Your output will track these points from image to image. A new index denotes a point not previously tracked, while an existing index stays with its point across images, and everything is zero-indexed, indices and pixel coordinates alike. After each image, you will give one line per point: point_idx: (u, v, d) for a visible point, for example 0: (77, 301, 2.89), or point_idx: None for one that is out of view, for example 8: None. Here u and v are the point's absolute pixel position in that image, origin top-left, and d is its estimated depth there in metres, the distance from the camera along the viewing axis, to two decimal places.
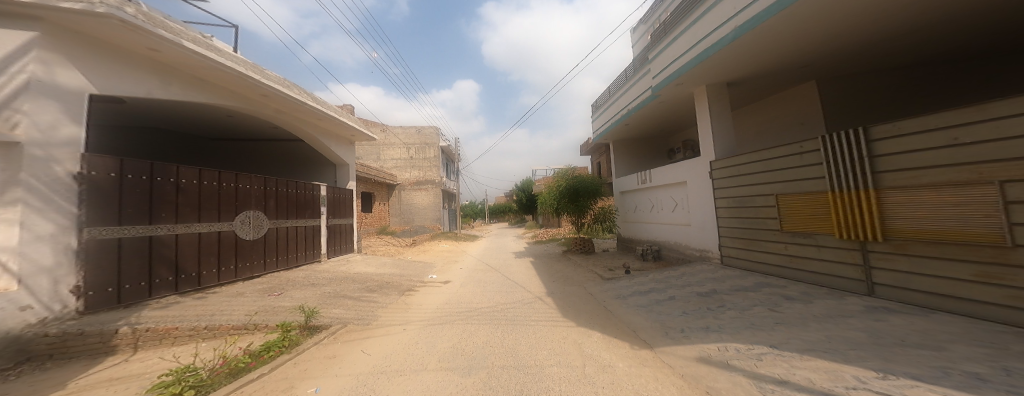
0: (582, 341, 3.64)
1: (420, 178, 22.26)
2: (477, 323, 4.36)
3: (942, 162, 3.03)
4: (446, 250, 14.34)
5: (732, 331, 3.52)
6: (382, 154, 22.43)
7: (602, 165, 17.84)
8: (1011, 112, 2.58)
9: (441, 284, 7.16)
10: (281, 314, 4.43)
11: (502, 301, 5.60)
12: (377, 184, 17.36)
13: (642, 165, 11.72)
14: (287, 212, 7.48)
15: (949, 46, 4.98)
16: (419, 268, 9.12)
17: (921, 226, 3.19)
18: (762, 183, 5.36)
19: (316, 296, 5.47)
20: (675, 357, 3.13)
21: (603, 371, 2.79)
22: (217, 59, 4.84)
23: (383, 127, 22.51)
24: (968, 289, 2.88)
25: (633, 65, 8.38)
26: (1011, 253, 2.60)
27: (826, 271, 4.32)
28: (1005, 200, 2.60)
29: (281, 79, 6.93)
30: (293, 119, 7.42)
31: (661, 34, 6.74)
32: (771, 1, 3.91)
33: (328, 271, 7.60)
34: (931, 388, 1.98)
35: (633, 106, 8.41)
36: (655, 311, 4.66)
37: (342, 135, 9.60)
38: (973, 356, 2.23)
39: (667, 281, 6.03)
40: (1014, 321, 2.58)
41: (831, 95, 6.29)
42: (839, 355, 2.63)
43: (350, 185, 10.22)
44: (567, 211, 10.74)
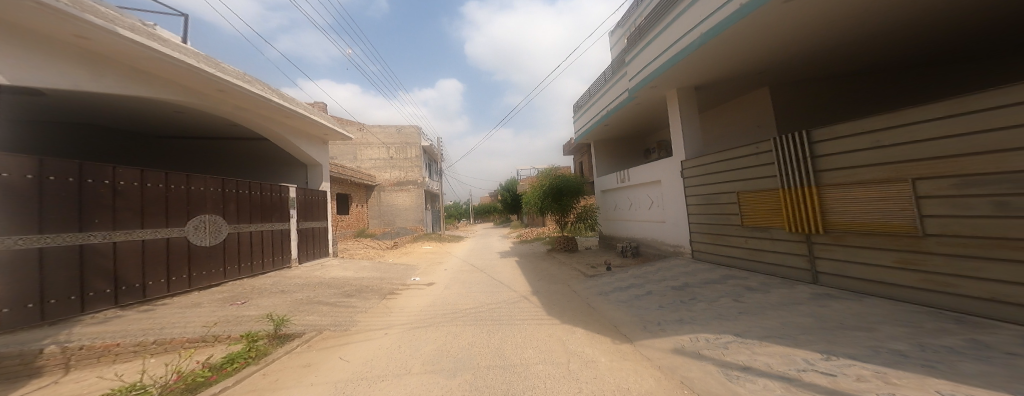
0: (566, 338, 3.71)
1: (400, 179, 21.69)
2: (462, 324, 4.32)
3: (868, 162, 3.38)
4: (429, 251, 14.08)
5: (703, 322, 3.71)
6: (359, 154, 21.56)
7: (583, 164, 18.25)
8: (921, 117, 2.92)
9: (424, 287, 7.02)
10: (245, 324, 4.16)
11: (487, 301, 5.57)
12: (353, 185, 16.74)
13: (620, 164, 12.05)
14: (250, 216, 7.04)
15: (882, 56, 5.51)
16: (401, 271, 8.91)
17: (854, 220, 3.53)
18: (724, 181, 5.72)
19: (287, 303, 5.19)
20: (652, 349, 3.25)
21: (587, 367, 2.86)
22: (161, 50, 4.47)
23: (360, 126, 21.67)
24: (891, 274, 3.21)
25: (611, 68, 8.64)
26: (922, 242, 2.93)
27: (779, 263, 4.67)
28: (917, 194, 2.94)
29: (242, 74, 6.52)
30: (255, 116, 6.99)
31: (636, 38, 6.99)
32: (732, 10, 4.19)
33: (300, 277, 7.23)
34: (866, 366, 2.20)
35: (611, 108, 8.69)
36: (634, 306, 4.83)
37: (314, 135, 9.21)
38: (898, 335, 2.50)
39: (644, 277, 6.26)
40: (926, 301, 2.91)
41: (782, 100, 6.80)
42: (792, 340, 2.84)
43: (324, 187, 9.82)
44: (549, 210, 10.91)
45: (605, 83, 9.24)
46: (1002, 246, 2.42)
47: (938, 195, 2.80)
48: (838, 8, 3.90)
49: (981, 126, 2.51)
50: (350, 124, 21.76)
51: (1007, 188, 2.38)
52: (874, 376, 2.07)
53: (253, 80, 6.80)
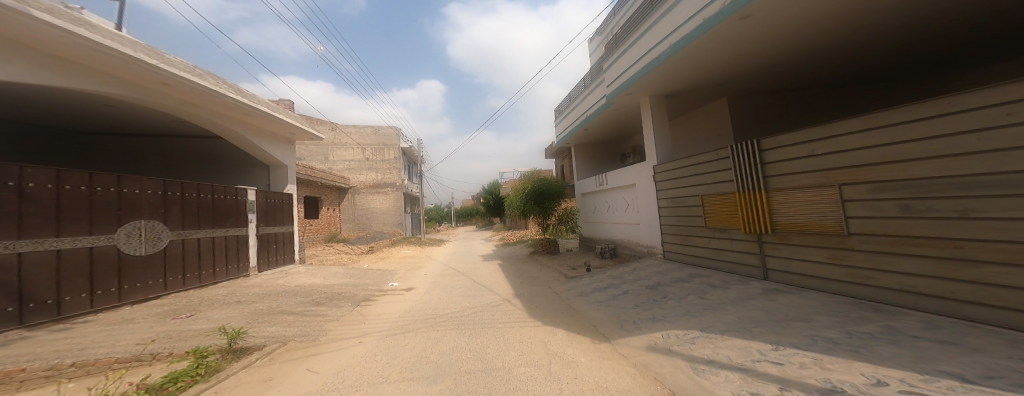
0: (548, 339, 3.76)
1: (376, 181, 20.96)
2: (443, 329, 4.25)
3: (806, 169, 3.75)
4: (408, 255, 13.69)
5: (674, 319, 3.90)
6: (330, 155, 20.60)
7: (564, 168, 18.56)
8: (846, 129, 3.28)
9: (403, 292, 6.81)
10: (192, 340, 3.84)
11: (469, 305, 5.52)
12: (324, 187, 15.98)
13: (598, 168, 12.35)
14: (198, 222, 6.51)
15: (822, 72, 6.10)
16: (376, 276, 8.59)
17: (795, 221, 3.90)
18: (689, 185, 6.07)
19: (243, 315, 4.86)
20: (629, 347, 3.39)
21: (567, 367, 2.92)
22: (89, 36, 4.04)
23: (332, 125, 20.72)
24: (826, 270, 3.56)
25: (590, 74, 8.91)
26: (848, 240, 3.30)
27: (736, 261, 5.02)
28: (844, 198, 3.32)
29: (191, 66, 6.02)
30: (206, 112, 6.50)
31: (613, 46, 7.25)
32: (698, 23, 4.48)
33: (259, 286, 6.78)
34: (807, 354, 2.43)
35: (590, 113, 8.97)
36: (612, 306, 4.99)
37: (279, 134, 8.70)
38: (831, 324, 2.78)
39: (621, 277, 6.48)
40: (852, 293, 3.26)
41: (739, 110, 7.33)
42: (747, 333, 3.07)
43: (290, 190, 9.29)
44: (531, 213, 11.09)
45: (584, 89, 9.52)
46: (907, 243, 2.78)
47: (859, 199, 3.17)
48: (786, 25, 4.28)
49: (890, 139, 2.89)
50: (321, 123, 20.76)
51: (911, 193, 2.75)
52: (813, 363, 2.30)
53: (205, 74, 6.32)
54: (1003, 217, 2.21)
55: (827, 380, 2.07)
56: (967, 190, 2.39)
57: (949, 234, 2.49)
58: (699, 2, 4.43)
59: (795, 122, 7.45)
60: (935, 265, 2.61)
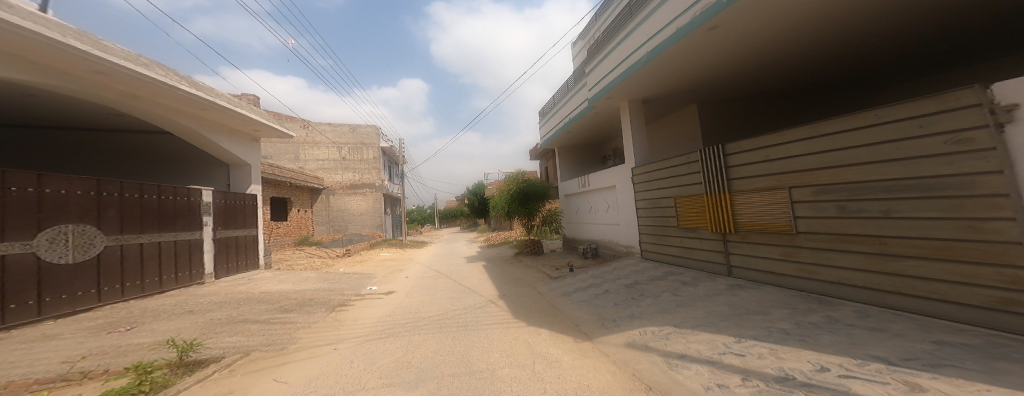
0: (531, 340, 3.80)
1: (353, 182, 20.26)
2: (425, 333, 4.19)
3: (763, 173, 4.07)
4: (388, 258, 13.33)
5: (651, 316, 4.06)
6: (302, 153, 19.67)
7: (549, 169, 18.77)
8: (796, 137, 3.60)
9: (383, 296, 6.64)
10: (134, 354, 3.52)
11: (453, 307, 5.47)
12: (294, 187, 15.27)
13: (580, 170, 12.59)
14: (140, 225, 5.95)
15: (781, 81, 6.55)
16: (353, 280, 8.31)
17: (753, 220, 4.20)
18: (663, 187, 6.35)
19: (199, 325, 4.57)
20: (609, 345, 3.49)
21: (550, 367, 2.97)
22: (14, 19, 3.61)
23: (305, 123, 19.84)
24: (779, 266, 3.86)
25: (573, 78, 9.10)
26: (796, 238, 3.62)
27: (703, 259, 5.31)
28: (794, 199, 3.64)
29: (133, 55, 5.53)
30: (150, 105, 6.09)
31: (594, 51, 7.44)
32: (671, 32, 4.69)
33: (216, 293, 6.38)
34: (765, 345, 2.62)
35: (572, 116, 9.15)
36: (593, 305, 5.11)
37: (242, 131, 8.28)
38: (785, 315, 3.00)
39: (602, 276, 6.64)
40: (799, 286, 3.57)
41: (708, 116, 7.73)
42: (714, 327, 3.25)
43: (254, 190, 8.85)
44: (516, 214, 11.21)
45: (567, 91, 9.65)
46: (845, 240, 3.09)
47: (807, 200, 3.48)
48: (747, 38, 4.59)
49: (831, 147, 3.21)
50: (292, 120, 19.81)
51: (848, 195, 3.07)
52: (769, 353, 2.48)
53: (152, 64, 5.84)
54: (921, 217, 2.52)
55: (781, 368, 2.25)
56: (890, 193, 2.72)
57: (877, 232, 2.81)
58: (674, 11, 4.64)
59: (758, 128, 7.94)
60: (866, 260, 2.92)
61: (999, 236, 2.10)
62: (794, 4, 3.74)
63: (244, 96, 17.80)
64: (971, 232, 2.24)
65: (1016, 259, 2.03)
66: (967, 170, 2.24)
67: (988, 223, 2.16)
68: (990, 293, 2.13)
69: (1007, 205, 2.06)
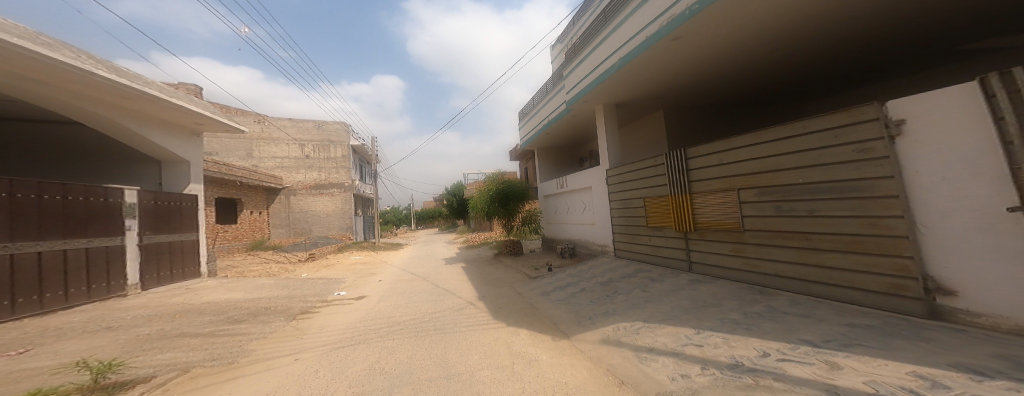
0: (511, 340, 3.82)
1: (318, 181, 19.25)
2: (400, 338, 4.09)
3: (716, 175, 4.40)
4: (358, 261, 12.80)
5: (624, 312, 4.22)
6: (256, 150, 18.32)
7: (528, 170, 18.90)
8: (741, 144, 3.95)
9: (352, 301, 6.38)
10: (30, 380, 3.07)
11: (431, 310, 5.37)
12: (243, 188, 14.42)
13: (558, 171, 12.77)
14: (37, 231, 5.27)
15: (737, 91, 7.05)
16: (319, 286, 7.90)
17: (708, 219, 4.53)
18: (633, 188, 6.63)
19: (124, 342, 4.13)
20: (584, 342, 3.59)
21: (529, 366, 3.01)
22: None
23: (261, 117, 18.51)
24: (729, 261, 4.20)
25: (552, 81, 9.23)
26: (743, 235, 3.96)
27: (668, 256, 5.62)
28: (742, 200, 3.99)
29: (28, 33, 4.82)
30: (54, 91, 5.41)
31: (571, 55, 7.57)
32: (642, 39, 4.88)
33: (144, 306, 5.79)
34: (720, 335, 2.81)
35: (551, 118, 9.26)
36: (570, 303, 5.23)
37: (178, 123, 7.72)
38: (737, 307, 3.25)
39: (578, 275, 6.80)
40: (747, 279, 3.92)
41: (674, 121, 8.16)
42: (678, 320, 3.45)
43: (192, 190, 8.33)
44: (495, 214, 11.23)
45: (546, 94, 9.83)
46: (783, 237, 3.46)
47: (752, 201, 3.84)
48: (705, 50, 4.94)
49: (771, 153, 3.57)
50: (246, 114, 18.42)
51: (784, 196, 3.43)
52: (723, 342, 2.67)
53: (54, 44, 5.20)
54: (838, 216, 2.90)
55: (731, 356, 2.44)
56: (815, 194, 3.10)
57: (806, 229, 3.19)
58: (644, 20, 4.83)
59: (719, 134, 8.50)
60: (799, 254, 3.29)
61: (893, 231, 2.47)
62: (750, 17, 4.02)
63: (186, 85, 16.22)
64: (872, 228, 2.61)
65: (906, 250, 2.40)
66: (868, 175, 2.61)
67: (882, 220, 2.55)
68: (886, 280, 2.54)
69: (897, 205, 2.43)
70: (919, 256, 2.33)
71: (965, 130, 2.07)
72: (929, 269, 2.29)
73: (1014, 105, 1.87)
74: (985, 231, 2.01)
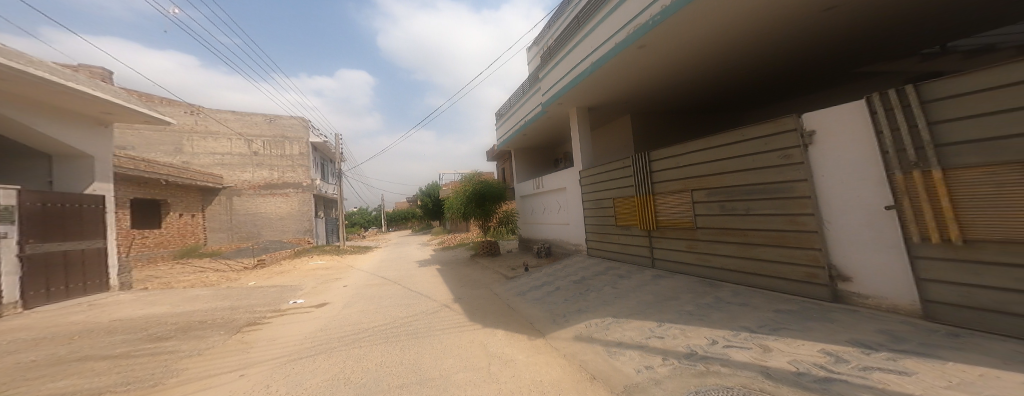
0: (487, 341, 3.82)
1: (269, 181, 18.03)
2: (369, 345, 3.95)
3: (673, 178, 4.72)
4: (320, 267, 12.15)
5: (596, 308, 4.35)
6: (187, 145, 16.72)
7: (506, 171, 18.89)
8: (695, 148, 4.30)
9: (312, 309, 6.07)
10: None
11: (403, 315, 5.23)
12: (170, 188, 13.45)
13: (535, 172, 12.88)
14: None
15: (695, 99, 7.52)
16: (270, 295, 7.44)
17: (669, 218, 4.83)
18: (604, 189, 6.89)
19: (12, 370, 3.56)
20: (559, 340, 3.67)
21: (506, 366, 3.02)
22: None
23: (195, 109, 16.98)
24: (683, 256, 4.55)
25: (528, 83, 9.31)
26: (697, 232, 4.29)
27: (635, 254, 5.86)
28: (695, 200, 4.32)
29: None
30: None
31: (547, 58, 7.66)
32: (612, 45, 5.04)
33: (33, 328, 5.10)
34: (679, 326, 3.00)
35: (528, 119, 9.31)
36: (546, 302, 5.32)
37: (80, 114, 7.06)
38: (696, 299, 3.49)
39: (554, 274, 6.93)
40: (695, 272, 4.32)
41: (640, 125, 8.54)
42: (644, 314, 3.63)
43: (99, 190, 7.60)
44: (472, 215, 11.16)
45: (522, 95, 9.92)
46: (728, 233, 3.85)
47: (704, 201, 4.18)
48: (669, 59, 5.22)
49: (719, 157, 3.96)
50: (176, 105, 16.92)
51: (728, 197, 3.84)
52: (681, 333, 2.85)
53: None
54: (767, 214, 3.38)
55: (687, 345, 2.62)
56: (749, 195, 3.56)
57: (744, 227, 3.64)
58: (614, 26, 5.00)
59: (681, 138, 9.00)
60: (737, 248, 3.72)
61: (806, 227, 3.00)
62: (709, 29, 4.30)
63: (89, 67, 14.35)
64: (793, 224, 3.13)
65: (815, 243, 2.94)
66: (790, 178, 3.15)
67: (801, 218, 3.06)
68: (803, 270, 3.03)
69: (809, 204, 2.97)
70: (826, 248, 2.87)
71: (854, 143, 2.64)
72: (833, 258, 2.83)
73: (898, 119, 2.30)
74: (871, 227, 2.55)
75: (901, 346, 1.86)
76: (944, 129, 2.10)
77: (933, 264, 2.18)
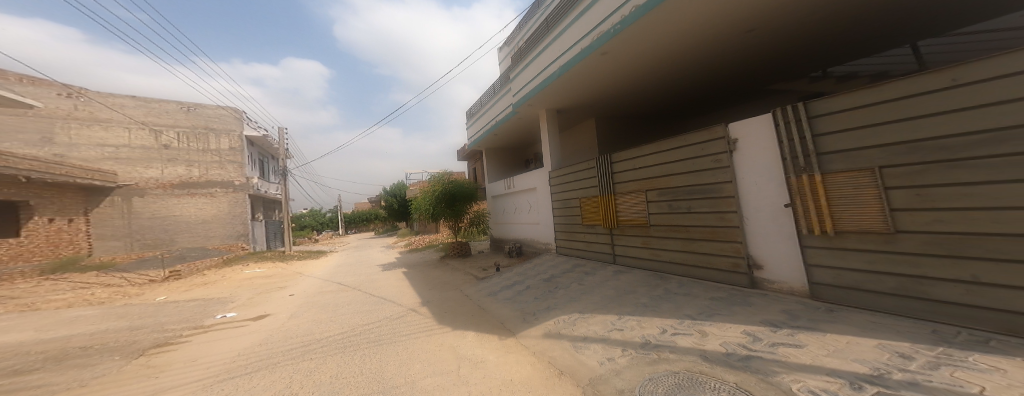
0: (457, 344, 3.78)
1: (184, 179, 16.19)
2: (324, 356, 3.75)
3: (629, 179, 5.05)
4: (258, 275, 11.14)
5: (565, 305, 4.49)
6: (61, 134, 14.18)
7: (478, 171, 18.74)
8: (647, 151, 4.68)
9: (252, 322, 5.58)
10: None
11: (362, 322, 5.01)
12: (33, 187, 11.57)
13: (506, 172, 12.93)
14: None
15: (654, 106, 7.99)
16: (187, 311, 6.71)
17: (626, 216, 5.15)
18: (570, 189, 7.15)
19: None
20: (529, 337, 3.74)
21: (476, 368, 3.03)
22: None
23: (74, 91, 14.63)
24: (638, 251, 4.93)
25: (499, 83, 9.33)
26: (651, 229, 4.66)
27: (598, 251, 6.12)
28: (649, 199, 4.68)
29: None
30: None
31: (518, 59, 7.72)
32: (579, 50, 5.21)
33: None
34: (636, 318, 3.20)
35: (499, 119, 9.33)
36: (517, 301, 5.39)
37: None
38: (653, 292, 3.76)
39: (525, 273, 7.04)
40: (646, 266, 4.76)
41: (605, 128, 8.92)
42: (606, 308, 3.81)
43: None
44: (442, 215, 10.97)
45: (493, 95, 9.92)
46: (674, 229, 4.28)
47: (656, 200, 4.55)
48: (630, 67, 5.49)
49: (666, 160, 4.37)
50: (43, 85, 14.13)
51: (675, 196, 4.25)
52: (638, 324, 3.06)
53: None
54: (703, 212, 3.90)
55: (642, 335, 2.81)
56: (688, 195, 4.06)
57: (687, 223, 4.09)
58: (581, 31, 5.16)
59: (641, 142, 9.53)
60: (681, 243, 4.19)
61: (732, 222, 3.59)
62: (667, 40, 4.62)
63: None
64: (723, 221, 3.69)
65: (737, 237, 3.55)
66: (720, 179, 3.70)
67: (729, 215, 3.64)
68: (732, 259, 3.60)
69: (734, 203, 3.57)
70: (745, 241, 3.49)
71: (760, 154, 3.32)
72: (751, 250, 3.46)
73: (799, 130, 2.93)
74: (775, 222, 3.24)
75: (797, 322, 2.41)
76: (826, 140, 2.76)
77: (816, 252, 2.88)
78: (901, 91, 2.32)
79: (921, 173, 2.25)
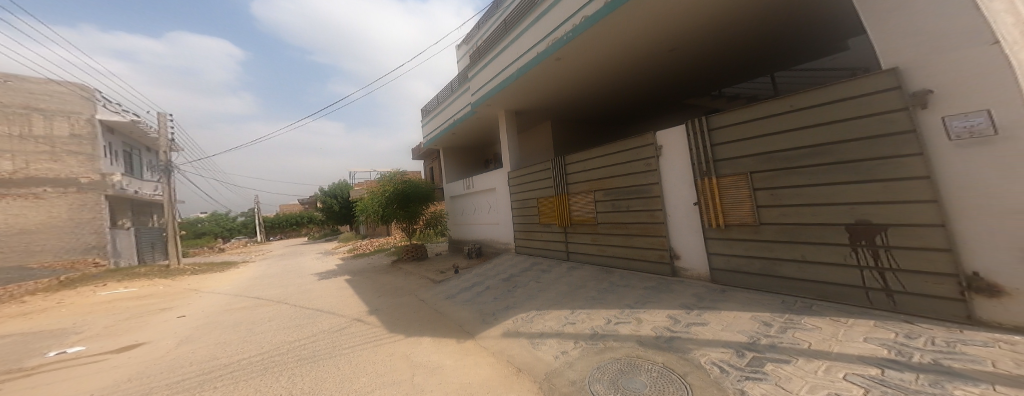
0: (411, 352, 3.59)
1: None
2: (244, 380, 3.29)
3: (577, 180, 5.34)
4: (137, 296, 9.06)
5: (523, 303, 4.51)
6: None
7: (435, 170, 18.11)
8: (592, 155, 4.98)
9: (144, 350, 4.65)
10: None
11: (295, 338, 4.54)
12: None
13: (465, 172, 12.69)
14: None
15: (605, 111, 8.38)
16: (25, 347, 5.21)
17: (577, 215, 5.41)
18: (526, 189, 7.30)
19: None
20: (487, 338, 3.70)
21: (431, 374, 2.92)
22: None
23: None
24: (586, 248, 5.23)
25: (457, 82, 9.16)
26: (597, 227, 4.96)
27: (553, 249, 6.30)
28: (595, 199, 4.98)
29: None
30: None
31: (476, 59, 7.65)
32: (535, 54, 5.34)
33: None
34: (588, 311, 3.35)
35: (457, 118, 9.17)
36: (476, 302, 5.31)
37: None
38: (604, 285, 3.96)
39: (484, 274, 6.97)
40: (594, 261, 5.05)
41: (561, 130, 9.18)
42: (562, 303, 3.91)
43: None
44: (394, 217, 10.41)
45: (450, 93, 9.70)
46: (614, 226, 4.62)
47: (600, 199, 4.86)
48: (580, 75, 5.80)
49: (608, 164, 4.68)
50: None
51: (614, 195, 4.60)
52: (589, 316, 3.20)
53: None
54: (637, 210, 4.29)
55: (590, 327, 2.96)
56: (625, 195, 4.44)
57: (625, 221, 4.47)
58: (536, 36, 5.29)
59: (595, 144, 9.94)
60: (620, 239, 4.54)
61: (659, 219, 4.01)
62: (615, 51, 4.92)
63: None
64: (652, 217, 4.09)
65: (661, 232, 3.99)
66: (648, 181, 4.11)
67: (656, 212, 4.04)
68: (660, 251, 4.01)
69: (659, 202, 3.98)
70: (669, 235, 3.92)
71: (677, 158, 3.78)
72: (672, 242, 3.91)
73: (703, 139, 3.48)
74: (686, 216, 3.73)
75: (702, 303, 2.87)
76: (721, 148, 3.35)
77: (712, 242, 3.48)
78: (770, 111, 2.96)
79: (772, 178, 2.96)
